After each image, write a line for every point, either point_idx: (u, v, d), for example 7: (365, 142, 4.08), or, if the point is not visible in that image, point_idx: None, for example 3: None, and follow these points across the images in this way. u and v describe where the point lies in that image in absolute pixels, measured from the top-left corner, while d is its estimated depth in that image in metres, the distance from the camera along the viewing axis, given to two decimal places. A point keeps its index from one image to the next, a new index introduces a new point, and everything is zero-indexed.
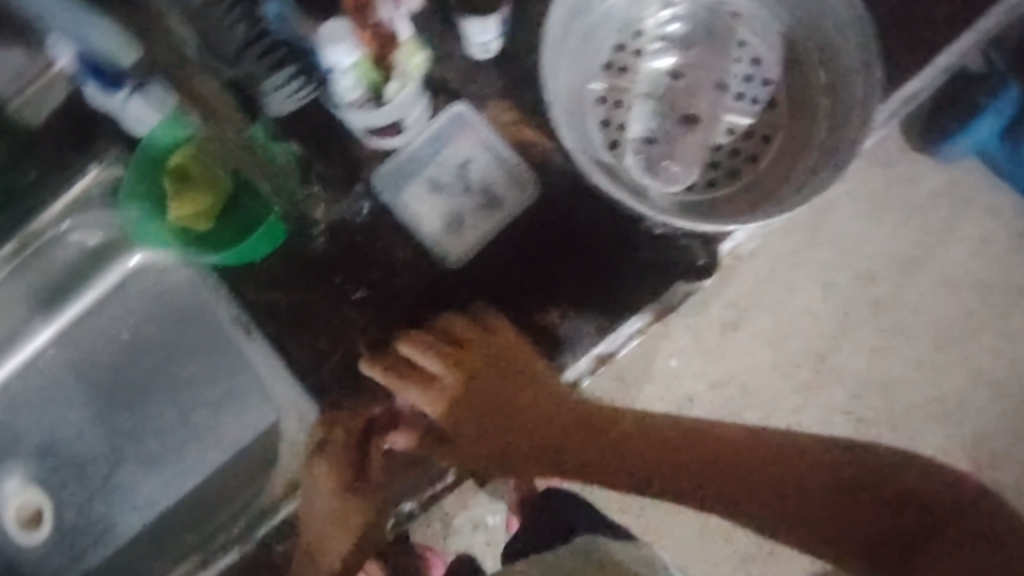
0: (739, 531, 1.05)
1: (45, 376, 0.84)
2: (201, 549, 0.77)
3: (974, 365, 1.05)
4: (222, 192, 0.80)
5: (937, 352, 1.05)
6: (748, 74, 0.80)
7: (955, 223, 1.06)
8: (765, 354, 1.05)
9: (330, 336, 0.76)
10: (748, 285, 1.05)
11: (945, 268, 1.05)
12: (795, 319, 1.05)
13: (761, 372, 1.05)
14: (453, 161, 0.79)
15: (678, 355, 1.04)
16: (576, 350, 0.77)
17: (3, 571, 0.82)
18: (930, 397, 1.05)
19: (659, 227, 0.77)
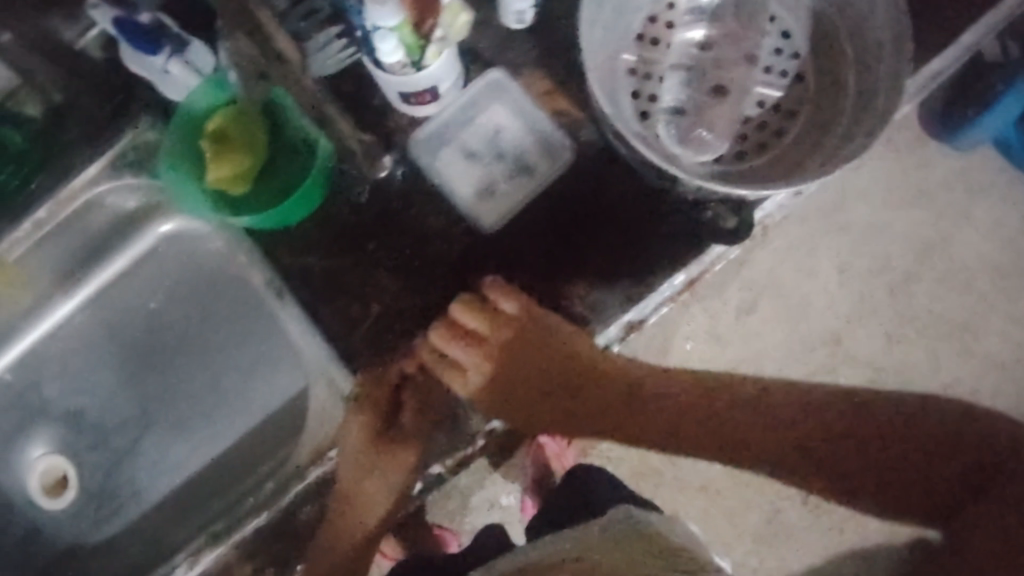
0: (747, 510, 1.10)
1: (77, 340, 0.85)
2: (229, 518, 0.75)
3: (984, 351, 1.09)
4: (261, 153, 0.75)
5: (948, 337, 1.09)
6: (779, 47, 0.78)
7: (971, 208, 1.09)
8: (780, 335, 1.09)
9: (362, 303, 0.75)
10: (766, 267, 1.09)
11: (956, 255, 1.09)
12: (812, 303, 1.09)
13: (775, 353, 1.09)
14: (486, 128, 0.78)
15: (694, 338, 1.08)
16: (603, 320, 0.74)
17: (32, 534, 0.83)
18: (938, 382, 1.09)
19: (692, 194, 0.74)
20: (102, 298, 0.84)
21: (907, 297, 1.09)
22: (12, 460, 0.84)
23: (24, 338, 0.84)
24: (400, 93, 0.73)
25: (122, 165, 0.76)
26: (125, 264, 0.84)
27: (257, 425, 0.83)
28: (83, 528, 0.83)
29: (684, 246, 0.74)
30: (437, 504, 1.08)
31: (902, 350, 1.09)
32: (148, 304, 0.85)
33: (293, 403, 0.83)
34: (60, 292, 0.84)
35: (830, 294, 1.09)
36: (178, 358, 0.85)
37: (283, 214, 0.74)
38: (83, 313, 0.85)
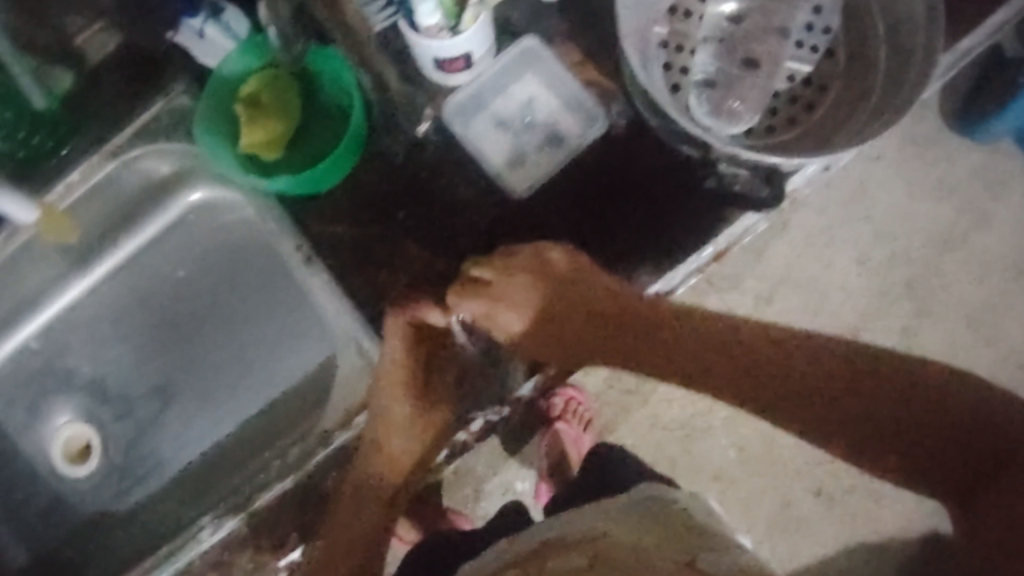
0: (763, 500, 1.06)
1: (103, 310, 0.84)
2: (252, 484, 0.75)
3: (1012, 346, 1.01)
4: (294, 119, 0.76)
5: (970, 332, 1.02)
6: (811, 22, 0.78)
7: (1007, 190, 1.02)
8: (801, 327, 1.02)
9: (391, 270, 0.76)
10: (791, 254, 1.01)
11: (979, 249, 1.02)
12: (829, 295, 1.02)
13: None
14: (519, 99, 0.77)
15: None
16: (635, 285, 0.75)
17: (50, 504, 0.82)
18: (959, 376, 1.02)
19: (725, 163, 0.74)
20: (128, 266, 0.84)
21: (930, 293, 1.02)
22: (38, 427, 0.83)
23: (51, 305, 0.84)
24: (432, 60, 0.71)
25: (156, 131, 0.77)
26: (151, 233, 0.83)
27: (277, 398, 0.82)
28: (106, 499, 0.82)
29: (714, 216, 0.74)
30: (449, 490, 1.01)
31: (922, 346, 1.02)
32: (174, 273, 0.84)
33: (314, 376, 0.81)
34: (90, 260, 0.83)
35: (849, 286, 1.02)
36: (202, 329, 0.84)
37: (317, 179, 0.75)
38: (109, 281, 0.84)
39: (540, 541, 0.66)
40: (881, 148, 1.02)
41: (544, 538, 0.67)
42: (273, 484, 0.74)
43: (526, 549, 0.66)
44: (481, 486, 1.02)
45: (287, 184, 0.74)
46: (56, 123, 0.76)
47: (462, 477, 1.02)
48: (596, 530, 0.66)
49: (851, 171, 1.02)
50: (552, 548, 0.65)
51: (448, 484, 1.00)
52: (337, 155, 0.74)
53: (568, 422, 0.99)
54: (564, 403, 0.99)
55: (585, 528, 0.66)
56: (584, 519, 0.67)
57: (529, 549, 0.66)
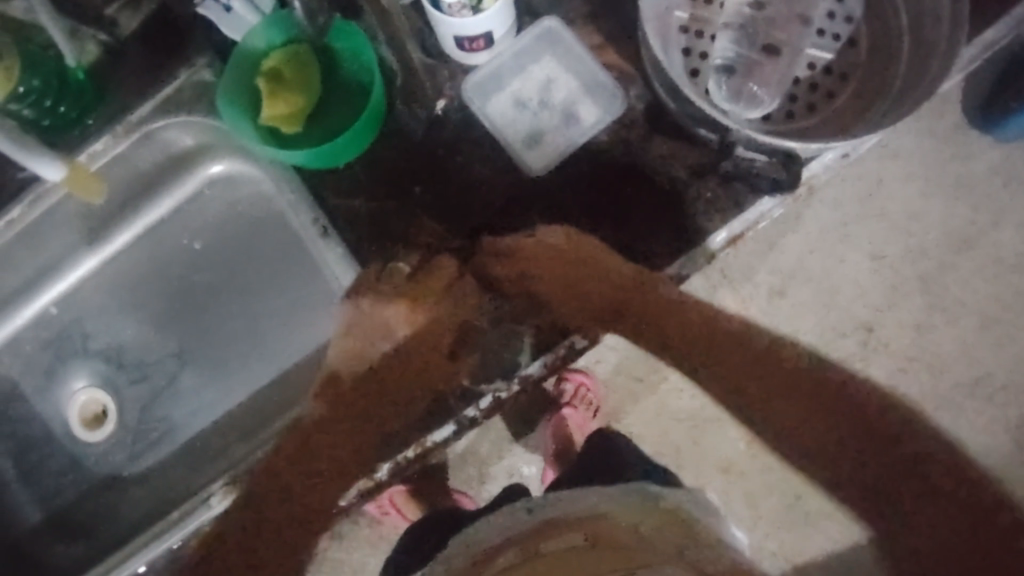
0: (765, 497, 1.02)
1: (121, 278, 0.85)
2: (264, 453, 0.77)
3: None
4: (314, 94, 0.76)
5: (984, 333, 1.01)
6: (832, 11, 0.78)
7: None
8: (814, 318, 1.01)
9: (406, 243, 0.76)
10: (805, 247, 1.01)
11: (998, 249, 1.00)
12: (841, 290, 1.01)
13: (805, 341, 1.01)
14: (538, 79, 0.79)
15: None
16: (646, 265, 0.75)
17: (65, 466, 0.83)
18: (972, 377, 1.01)
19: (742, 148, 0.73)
20: (148, 236, 0.85)
21: (941, 288, 1.01)
22: (56, 390, 0.84)
23: (74, 270, 0.85)
24: (453, 38, 0.75)
25: (178, 103, 0.78)
26: (172, 204, 0.84)
27: (287, 371, 0.82)
28: (120, 462, 0.83)
29: (729, 198, 0.75)
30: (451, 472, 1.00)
31: (932, 343, 1.01)
32: (192, 245, 0.85)
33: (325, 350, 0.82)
34: (111, 229, 0.84)
35: (862, 284, 1.01)
36: (217, 299, 0.84)
37: (335, 154, 0.75)
38: (130, 251, 0.85)
39: (542, 522, 0.66)
40: (902, 145, 1.00)
41: (545, 519, 0.66)
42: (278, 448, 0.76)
43: (528, 529, 0.66)
44: (485, 470, 1.01)
45: (305, 158, 0.74)
46: (81, 92, 0.76)
47: (467, 459, 1.01)
48: (598, 510, 0.66)
49: (867, 166, 1.01)
50: (554, 529, 0.65)
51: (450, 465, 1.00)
52: (355, 129, 0.74)
53: (575, 407, 0.98)
54: (573, 390, 0.98)
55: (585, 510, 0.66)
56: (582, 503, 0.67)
57: (530, 530, 0.66)
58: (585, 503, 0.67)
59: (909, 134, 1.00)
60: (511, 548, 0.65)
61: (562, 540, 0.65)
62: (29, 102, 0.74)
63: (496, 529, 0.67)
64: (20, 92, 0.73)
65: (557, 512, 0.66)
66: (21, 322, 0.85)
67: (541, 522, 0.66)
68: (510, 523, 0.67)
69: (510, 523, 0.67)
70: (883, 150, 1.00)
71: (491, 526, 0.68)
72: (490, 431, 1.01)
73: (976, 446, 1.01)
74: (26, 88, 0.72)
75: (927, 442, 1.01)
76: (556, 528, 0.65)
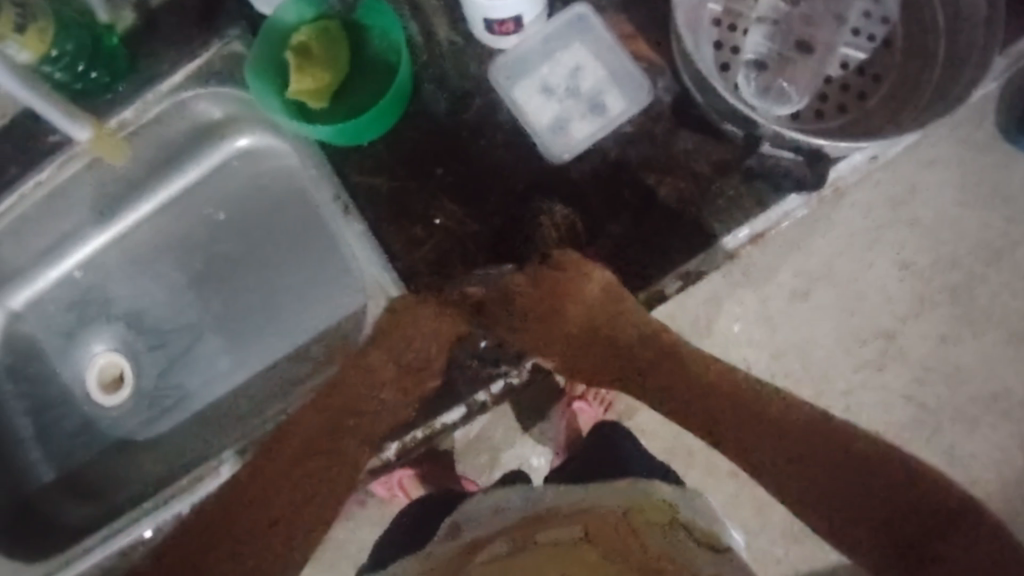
0: (773, 504, 1.01)
1: (142, 245, 0.86)
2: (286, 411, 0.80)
3: None
4: (341, 72, 0.76)
5: (1009, 346, 0.99)
6: (867, 11, 0.77)
7: None
8: (834, 323, 1.01)
9: (426, 225, 0.78)
10: (827, 252, 0.99)
11: None
12: (867, 296, 1.00)
13: (825, 343, 1.01)
14: (565, 66, 0.79)
15: (742, 321, 1.01)
16: (664, 262, 0.75)
17: (79, 427, 0.85)
18: (991, 392, 1.00)
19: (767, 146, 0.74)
20: (172, 205, 0.85)
21: (968, 298, 1.00)
22: (75, 353, 0.85)
23: (94, 235, 0.85)
24: (483, 20, 0.74)
25: (208, 74, 0.78)
26: (197, 175, 0.84)
27: (307, 345, 0.83)
28: (134, 426, 0.84)
29: (753, 197, 0.75)
30: (464, 458, 1.01)
31: (955, 354, 1.00)
32: (214, 215, 0.85)
33: (341, 326, 0.82)
34: (135, 198, 0.84)
35: (888, 291, 1.00)
36: (236, 271, 0.84)
37: (360, 130, 0.76)
38: (154, 219, 0.85)
39: (536, 512, 0.67)
40: (935, 154, 0.99)
41: (540, 508, 0.67)
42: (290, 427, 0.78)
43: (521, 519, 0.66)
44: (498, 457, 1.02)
45: (329, 133, 0.75)
46: (113, 59, 0.76)
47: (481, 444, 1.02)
48: (588, 502, 0.66)
49: (901, 172, 0.99)
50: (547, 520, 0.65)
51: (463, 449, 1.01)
52: (381, 107, 0.74)
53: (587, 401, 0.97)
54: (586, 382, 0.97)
55: (575, 502, 0.67)
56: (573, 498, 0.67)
57: (521, 520, 0.66)
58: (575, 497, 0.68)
59: (943, 142, 0.99)
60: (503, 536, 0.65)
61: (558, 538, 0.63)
62: (61, 65, 0.74)
63: (491, 522, 0.67)
64: (53, 55, 0.73)
65: (549, 504, 0.67)
66: (45, 283, 0.85)
67: (535, 509, 0.67)
68: (504, 516, 0.67)
69: (504, 517, 0.67)
70: (916, 157, 0.99)
71: (487, 517, 0.68)
72: (504, 418, 1.01)
73: (990, 463, 1.01)
74: (59, 51, 0.73)
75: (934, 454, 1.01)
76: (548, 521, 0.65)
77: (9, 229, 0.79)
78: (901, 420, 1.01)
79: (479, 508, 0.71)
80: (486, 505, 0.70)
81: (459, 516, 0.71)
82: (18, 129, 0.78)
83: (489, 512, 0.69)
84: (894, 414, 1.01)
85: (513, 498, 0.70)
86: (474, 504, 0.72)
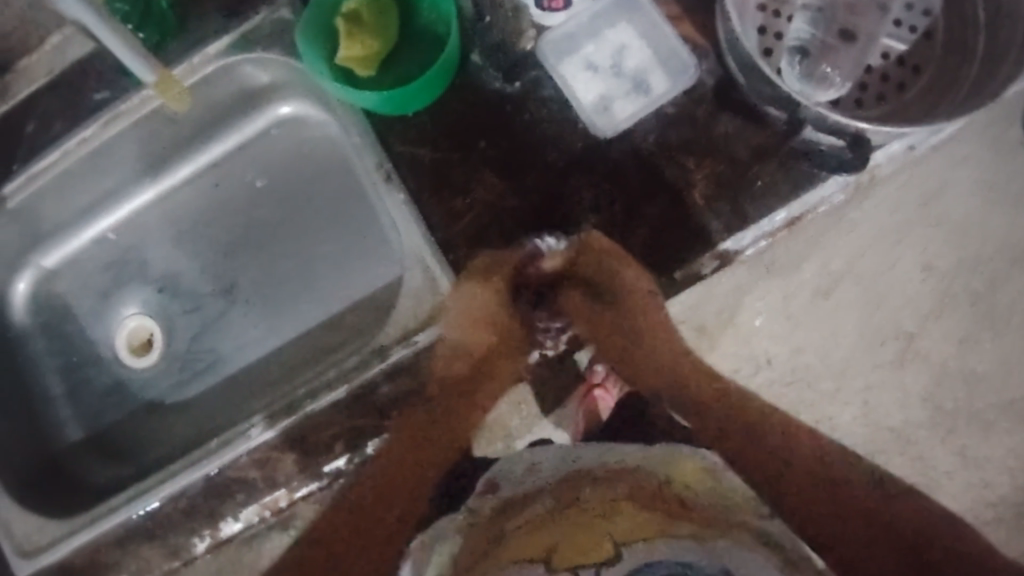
0: None
1: (183, 208, 0.89)
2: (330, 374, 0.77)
3: None
4: (389, 42, 0.78)
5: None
6: (910, 3, 0.78)
7: None
8: (854, 324, 1.01)
9: (466, 197, 0.78)
10: (852, 251, 1.00)
11: None
12: (888, 297, 1.01)
13: (846, 343, 1.01)
14: (611, 46, 0.80)
15: (765, 314, 1.00)
16: (692, 250, 0.76)
17: (111, 388, 0.88)
18: (1008, 398, 1.02)
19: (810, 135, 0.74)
20: (215, 169, 0.88)
21: (989, 305, 1.01)
22: (108, 314, 0.89)
23: (135, 197, 0.89)
24: None
25: (256, 39, 0.79)
26: (239, 140, 0.87)
27: (340, 313, 0.84)
28: (164, 389, 0.87)
29: (789, 182, 0.76)
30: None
31: (973, 359, 1.02)
32: (254, 181, 0.87)
33: (376, 296, 0.84)
34: (174, 161, 0.88)
35: (909, 293, 1.01)
36: (273, 238, 0.86)
37: (406, 100, 0.77)
38: (193, 182, 0.88)
39: (575, 469, 0.69)
40: (962, 156, 1.00)
41: (577, 467, 0.70)
42: (324, 394, 0.76)
43: (562, 475, 0.69)
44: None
45: (377, 100, 0.76)
46: (161, 20, 0.79)
47: None
48: (630, 463, 0.69)
49: (926, 173, 1.00)
50: (588, 476, 0.67)
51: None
52: (428, 75, 0.75)
53: None
54: None
55: (614, 463, 0.69)
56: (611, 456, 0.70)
57: (562, 476, 0.69)
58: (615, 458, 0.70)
59: (970, 145, 1.00)
60: (546, 495, 0.67)
61: (601, 496, 0.63)
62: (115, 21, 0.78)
63: (532, 479, 0.71)
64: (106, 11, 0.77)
65: (590, 463, 0.70)
66: (80, 243, 0.89)
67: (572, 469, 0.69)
68: (546, 473, 0.71)
69: (544, 474, 0.71)
70: (943, 159, 1.00)
71: (522, 475, 0.73)
72: None
73: (1005, 469, 1.02)
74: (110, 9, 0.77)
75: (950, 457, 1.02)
76: (591, 477, 0.67)
77: (52, 183, 0.82)
78: (918, 420, 1.02)
79: (520, 462, 0.76)
80: (520, 462, 0.75)
81: (498, 472, 0.76)
82: (63, 84, 0.82)
83: (530, 465, 0.74)
84: (912, 415, 1.02)
85: (558, 456, 0.74)
86: (518, 458, 0.77)
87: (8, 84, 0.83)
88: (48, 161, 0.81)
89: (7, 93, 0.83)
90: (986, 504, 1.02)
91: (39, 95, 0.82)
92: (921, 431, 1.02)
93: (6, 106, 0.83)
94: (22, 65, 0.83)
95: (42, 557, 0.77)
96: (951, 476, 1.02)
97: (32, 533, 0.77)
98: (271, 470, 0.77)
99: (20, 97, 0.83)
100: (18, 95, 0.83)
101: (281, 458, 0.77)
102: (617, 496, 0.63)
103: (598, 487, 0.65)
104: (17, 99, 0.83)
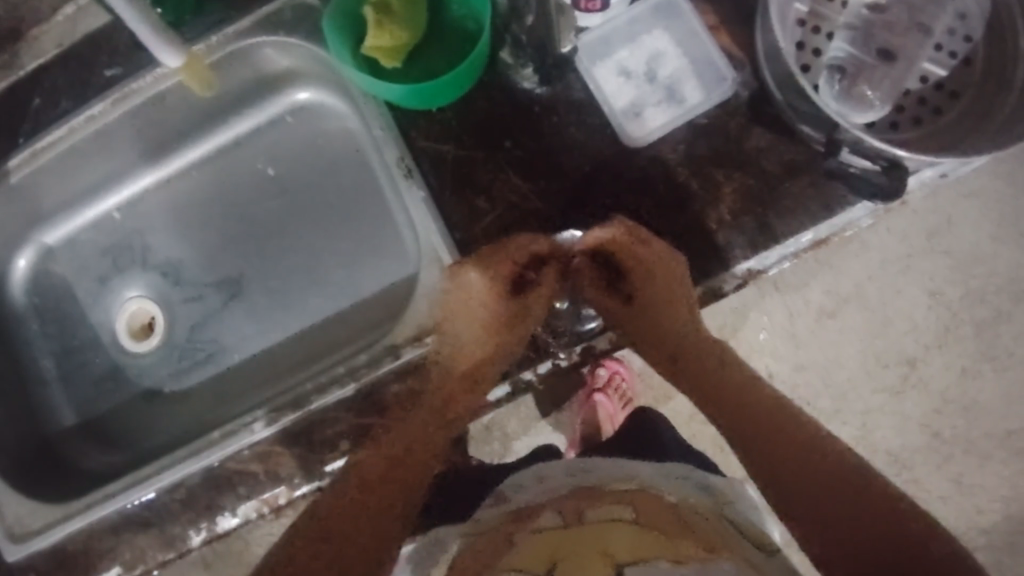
0: None
1: (193, 192, 0.87)
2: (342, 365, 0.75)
3: None
4: (417, 33, 0.76)
5: None
6: (953, 28, 0.77)
7: None
8: (857, 347, 1.01)
9: (489, 197, 0.76)
10: (853, 278, 1.00)
11: None
12: (894, 322, 1.00)
13: (847, 366, 1.01)
14: (646, 55, 0.81)
15: (769, 330, 1.01)
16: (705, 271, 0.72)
17: (108, 373, 0.86)
18: (1006, 430, 1.01)
19: (851, 166, 0.70)
20: (226, 154, 0.86)
21: (993, 336, 1.01)
22: (107, 297, 0.87)
23: (141, 178, 0.87)
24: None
25: (277, 24, 0.77)
26: (252, 126, 0.85)
27: (347, 311, 0.83)
28: (163, 376, 0.85)
29: (820, 200, 0.72)
30: (476, 442, 1.02)
31: (974, 389, 1.01)
32: (265, 169, 0.85)
33: (385, 294, 0.82)
34: (184, 145, 0.86)
35: (915, 319, 1.00)
36: (282, 229, 0.84)
37: (434, 95, 0.75)
38: (202, 167, 0.86)
39: (581, 484, 0.67)
40: (978, 188, 0.99)
41: (578, 485, 0.67)
42: (333, 390, 0.73)
43: (568, 489, 0.67)
44: (509, 444, 1.02)
45: (403, 93, 0.74)
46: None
47: (493, 432, 1.02)
48: (637, 483, 0.66)
49: (941, 203, 0.99)
50: (595, 491, 0.65)
51: (476, 433, 1.01)
52: (457, 71, 0.74)
53: (607, 395, 0.97)
54: (607, 377, 0.99)
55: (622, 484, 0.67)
56: (616, 474, 0.69)
57: (569, 491, 0.66)
58: (620, 475, 0.68)
59: (987, 178, 0.99)
60: (549, 506, 0.64)
61: (610, 507, 0.61)
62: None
63: (538, 491, 0.69)
64: None
65: (595, 480, 0.68)
66: (82, 224, 0.87)
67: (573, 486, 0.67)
68: (551, 487, 0.68)
69: (549, 487, 0.69)
70: (961, 191, 0.99)
71: (533, 485, 0.70)
72: (519, 409, 1.01)
73: (997, 498, 1.02)
74: None
75: (943, 484, 1.02)
76: (597, 491, 0.65)
77: (57, 159, 0.80)
78: (912, 445, 1.02)
79: (526, 477, 0.72)
80: (526, 476, 0.73)
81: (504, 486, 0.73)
82: (74, 58, 0.78)
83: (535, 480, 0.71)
84: (907, 439, 1.02)
85: (563, 471, 0.71)
86: (522, 474, 0.74)
87: (16, 56, 0.78)
88: (54, 136, 0.78)
89: (12, 65, 0.78)
90: (976, 529, 1.02)
91: (48, 67, 0.78)
92: (913, 456, 1.02)
93: (11, 78, 0.78)
94: (32, 34, 0.78)
95: (33, 541, 0.75)
96: (945, 501, 1.02)
97: (24, 515, 0.76)
98: (273, 465, 0.73)
99: (27, 70, 0.78)
100: (24, 68, 0.78)
101: (283, 453, 0.73)
102: (627, 512, 0.60)
103: (605, 502, 0.62)
104: (24, 73, 0.78)
